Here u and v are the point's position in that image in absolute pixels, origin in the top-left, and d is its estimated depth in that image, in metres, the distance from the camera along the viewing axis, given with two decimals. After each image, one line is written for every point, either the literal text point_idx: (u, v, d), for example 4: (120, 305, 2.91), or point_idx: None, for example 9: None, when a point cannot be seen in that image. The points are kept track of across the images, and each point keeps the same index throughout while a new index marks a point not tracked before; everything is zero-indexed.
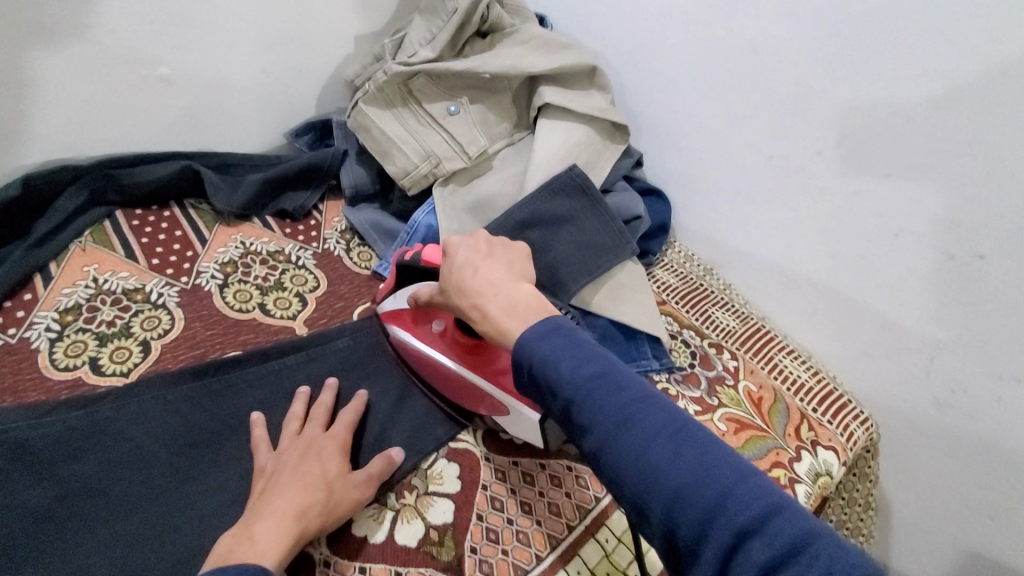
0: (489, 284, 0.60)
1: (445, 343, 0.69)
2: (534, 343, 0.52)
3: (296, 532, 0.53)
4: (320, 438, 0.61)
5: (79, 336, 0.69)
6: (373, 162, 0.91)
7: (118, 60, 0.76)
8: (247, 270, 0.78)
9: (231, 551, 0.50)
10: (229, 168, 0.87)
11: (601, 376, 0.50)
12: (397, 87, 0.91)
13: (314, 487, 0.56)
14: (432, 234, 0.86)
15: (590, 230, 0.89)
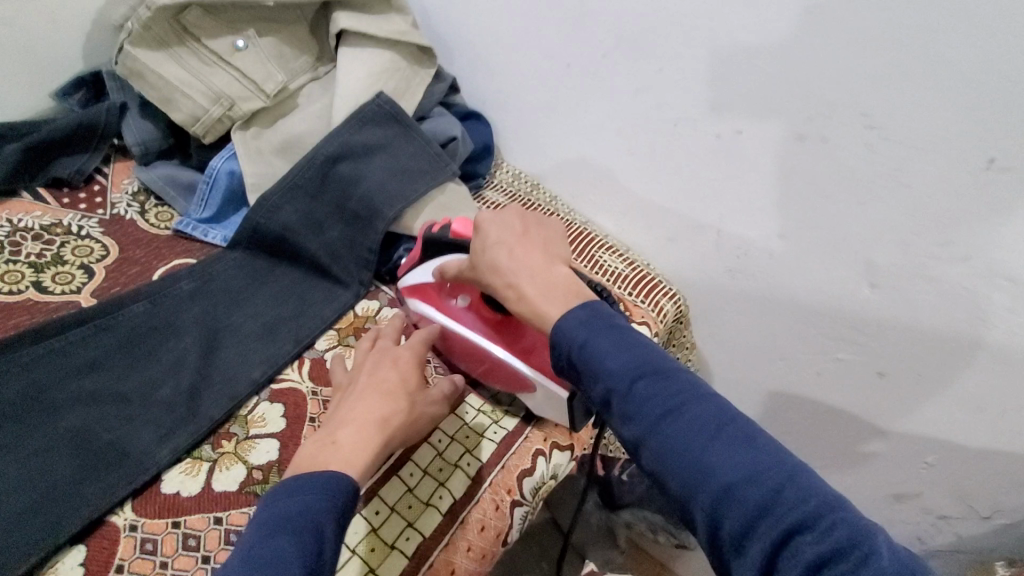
0: (507, 249, 0.61)
1: (480, 312, 0.68)
2: (577, 330, 0.53)
3: (379, 440, 0.56)
4: (393, 352, 0.64)
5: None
6: (159, 113, 0.86)
7: None
8: (17, 249, 0.72)
9: (318, 454, 0.53)
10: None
11: (653, 371, 0.50)
12: (169, 24, 0.83)
13: (386, 400, 0.58)
14: (235, 180, 0.83)
15: (404, 157, 0.83)
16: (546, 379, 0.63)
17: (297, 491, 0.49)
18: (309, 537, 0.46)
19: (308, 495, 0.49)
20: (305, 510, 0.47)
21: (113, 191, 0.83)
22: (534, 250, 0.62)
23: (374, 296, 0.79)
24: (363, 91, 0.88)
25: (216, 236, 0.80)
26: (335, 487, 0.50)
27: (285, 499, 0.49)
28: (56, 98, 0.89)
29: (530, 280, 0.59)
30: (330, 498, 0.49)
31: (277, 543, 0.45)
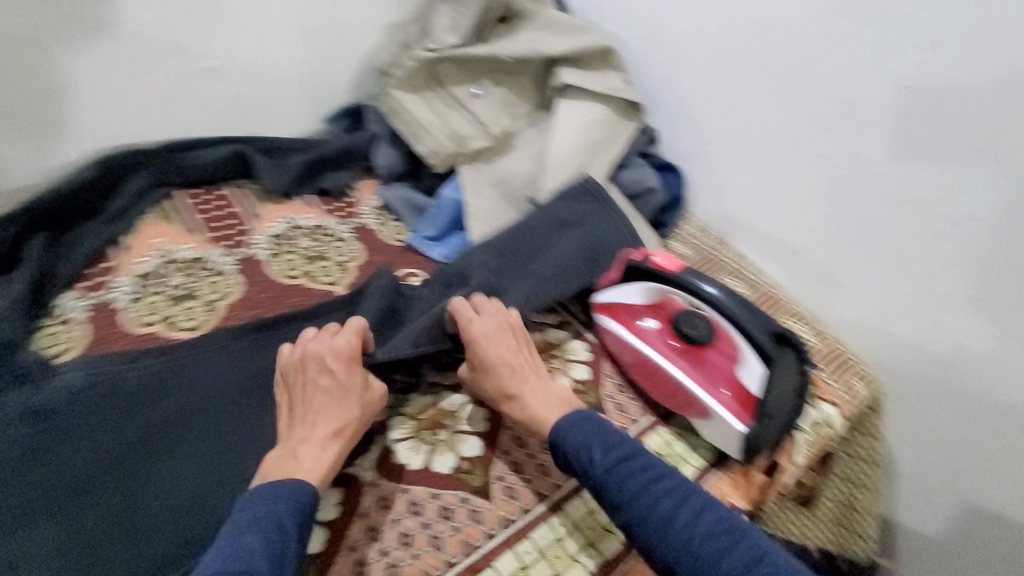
0: (507, 364, 0.70)
1: (667, 337, 0.76)
2: (568, 430, 0.66)
3: (338, 449, 0.64)
4: (325, 350, 0.68)
5: (151, 298, 0.79)
6: (403, 144, 1.04)
7: (179, 58, 0.92)
8: (294, 243, 0.91)
9: (277, 467, 0.61)
10: (273, 152, 1.01)
11: (626, 458, 0.63)
12: (426, 73, 1.00)
13: (346, 408, 0.66)
14: (459, 207, 0.95)
15: (599, 233, 0.85)
16: (724, 411, 0.70)
17: (270, 499, 0.57)
18: (272, 538, 0.54)
19: (282, 502, 0.57)
20: (267, 517, 0.55)
21: (361, 205, 1.02)
22: (526, 359, 0.73)
23: (563, 325, 0.85)
24: (575, 139, 0.96)
25: (438, 253, 0.94)
26: (302, 496, 0.58)
27: (257, 499, 0.57)
28: (325, 122, 1.10)
29: (534, 396, 0.70)
30: (294, 506, 0.57)
31: (249, 546, 0.53)
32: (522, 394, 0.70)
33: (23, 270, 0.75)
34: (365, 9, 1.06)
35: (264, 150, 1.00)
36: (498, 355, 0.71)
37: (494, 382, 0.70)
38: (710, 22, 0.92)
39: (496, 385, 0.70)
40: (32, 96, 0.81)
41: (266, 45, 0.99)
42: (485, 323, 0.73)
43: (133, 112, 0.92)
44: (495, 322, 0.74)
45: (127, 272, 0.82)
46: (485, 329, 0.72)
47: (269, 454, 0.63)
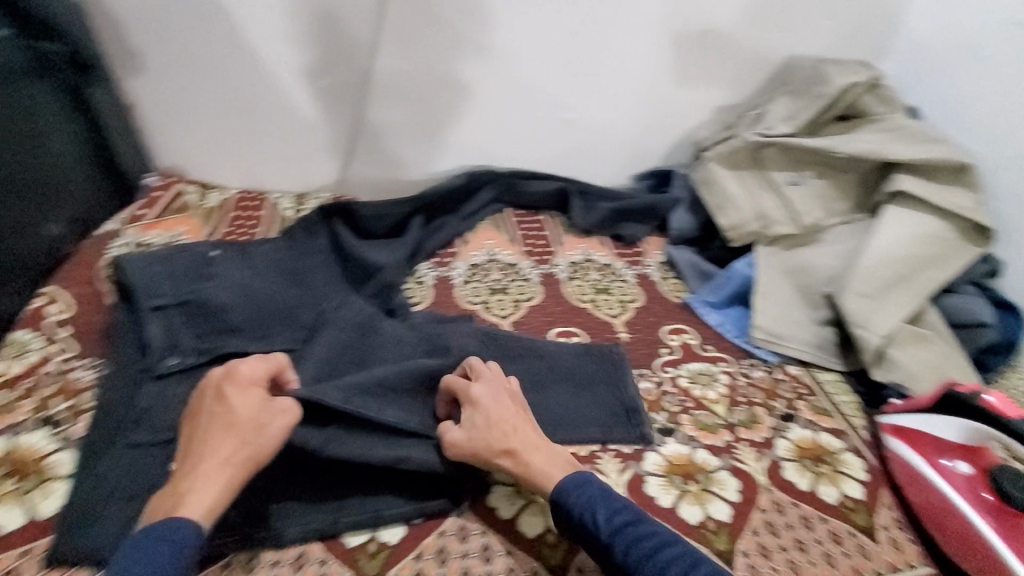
0: (512, 426, 0.66)
1: (978, 488, 0.67)
2: (570, 491, 0.62)
3: (222, 479, 0.56)
4: (223, 376, 0.62)
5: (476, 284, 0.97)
6: (702, 212, 1.11)
7: (548, 107, 1.13)
8: (587, 273, 1.03)
9: (164, 505, 0.55)
10: (584, 194, 1.15)
11: (635, 523, 0.59)
12: (748, 153, 1.05)
13: (266, 428, 0.60)
14: (748, 283, 0.96)
15: (560, 364, 0.81)
16: None
17: (153, 541, 0.52)
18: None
19: (162, 546, 0.51)
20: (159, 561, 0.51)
21: (647, 257, 1.10)
22: (529, 425, 0.68)
23: (837, 433, 0.80)
24: (898, 247, 0.89)
25: (714, 320, 0.94)
26: (183, 537, 0.52)
27: (134, 553, 0.51)
28: (634, 179, 1.23)
29: (537, 452, 0.65)
30: (176, 548, 0.52)
31: None
32: (523, 452, 0.65)
33: (407, 238, 0.99)
34: (704, 91, 1.15)
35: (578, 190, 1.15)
36: (495, 411, 0.67)
37: (497, 443, 0.65)
38: None
39: (498, 440, 0.65)
40: (447, 124, 1.13)
41: (612, 109, 1.15)
42: (483, 386, 0.69)
43: (500, 142, 1.17)
44: (504, 388, 0.70)
45: (462, 259, 1.03)
46: (501, 382, 0.71)
47: (155, 497, 0.57)
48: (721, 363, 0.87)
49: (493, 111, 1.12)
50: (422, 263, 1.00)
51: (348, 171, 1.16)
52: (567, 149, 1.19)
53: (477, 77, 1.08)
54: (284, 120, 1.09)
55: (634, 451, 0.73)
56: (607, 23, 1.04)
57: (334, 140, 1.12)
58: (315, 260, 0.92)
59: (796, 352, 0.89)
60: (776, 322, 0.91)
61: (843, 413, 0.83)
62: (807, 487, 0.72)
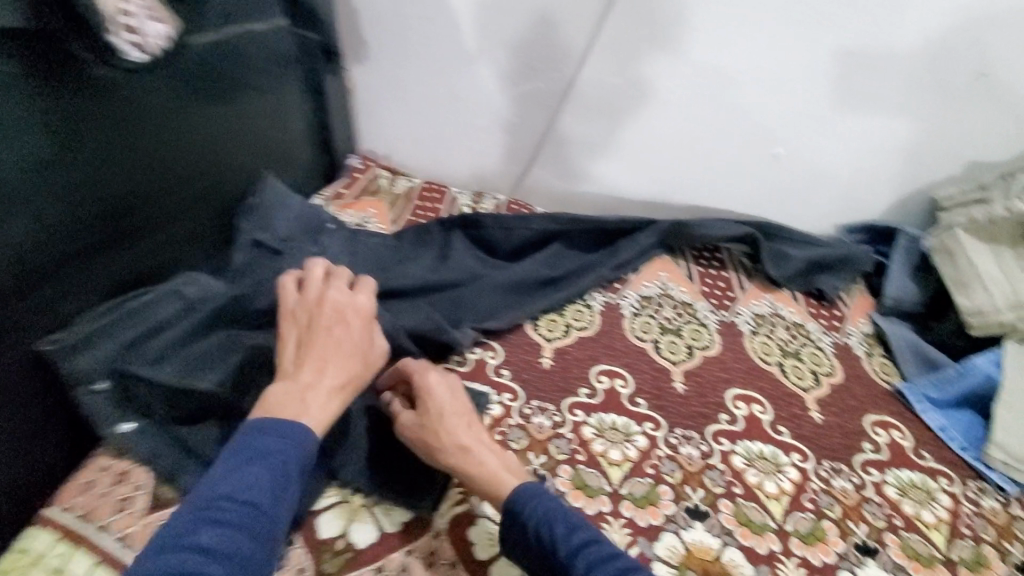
0: (464, 420, 0.65)
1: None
2: (526, 500, 0.58)
3: (342, 399, 0.62)
4: (344, 301, 0.68)
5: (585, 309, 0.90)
6: (929, 284, 0.94)
7: (759, 134, 1.01)
8: (774, 329, 0.91)
9: (277, 404, 0.58)
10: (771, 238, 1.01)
11: (597, 542, 0.55)
12: (1014, 225, 0.84)
13: (354, 361, 0.64)
14: (989, 386, 0.77)
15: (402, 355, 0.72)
16: None
17: (270, 434, 0.55)
18: (270, 488, 0.53)
19: (279, 442, 0.55)
20: (271, 454, 0.54)
21: (849, 323, 0.95)
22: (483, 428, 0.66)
23: None
24: None
25: (935, 422, 0.77)
26: (306, 451, 0.57)
27: (255, 437, 0.55)
28: (840, 231, 1.08)
29: (493, 454, 0.63)
30: (289, 451, 0.55)
31: (236, 480, 0.52)
32: (474, 447, 0.62)
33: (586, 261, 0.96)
34: (960, 142, 0.97)
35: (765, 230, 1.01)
36: (441, 407, 0.65)
37: (449, 439, 0.63)
38: None
39: (446, 437, 0.63)
40: (641, 143, 1.07)
41: (833, 146, 1.00)
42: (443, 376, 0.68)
43: (692, 164, 1.07)
44: (460, 390, 0.68)
45: (634, 287, 0.96)
46: (456, 383, 0.68)
47: (273, 387, 0.60)
48: (941, 478, 0.71)
49: (693, 135, 1.03)
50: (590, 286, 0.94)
51: (526, 176, 1.16)
52: (767, 185, 1.07)
53: (684, 96, 0.99)
54: (482, 120, 1.11)
55: (825, 564, 0.62)
56: (855, 52, 0.90)
57: (525, 146, 1.12)
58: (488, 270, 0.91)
59: None
60: None
61: None
62: None
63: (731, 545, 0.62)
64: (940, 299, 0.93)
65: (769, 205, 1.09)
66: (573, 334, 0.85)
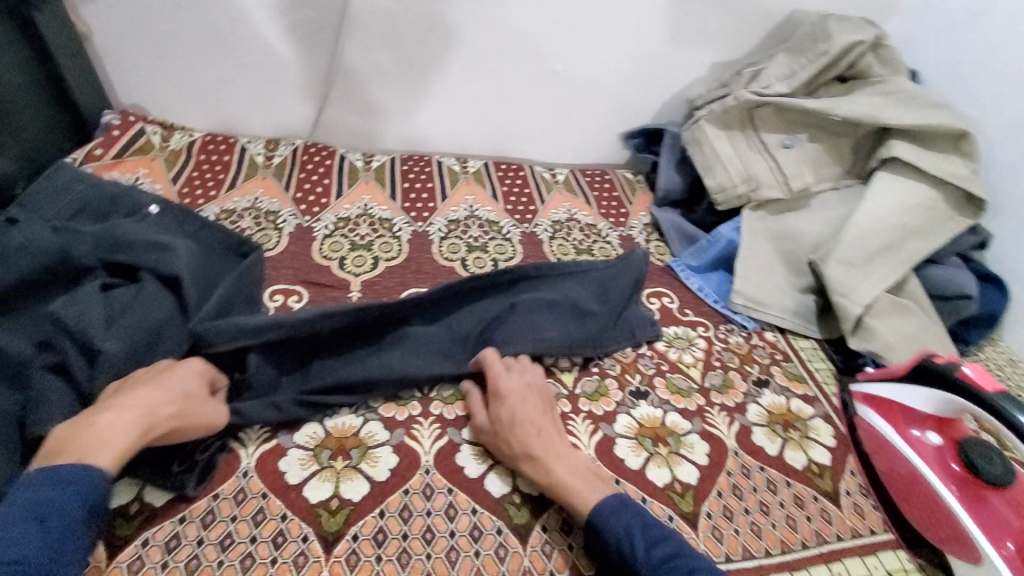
0: (536, 426, 0.64)
1: (946, 459, 0.65)
2: (607, 518, 0.57)
3: (140, 430, 0.55)
4: (184, 364, 0.63)
5: (340, 238, 0.91)
6: (690, 174, 1.09)
7: (533, 52, 1.08)
8: (570, 232, 1.01)
9: (69, 438, 0.52)
10: (548, 301, 0.77)
11: (674, 557, 0.54)
12: (740, 114, 1.00)
13: (180, 397, 0.59)
14: (731, 249, 0.94)
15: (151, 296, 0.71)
16: (1001, 557, 0.57)
17: (48, 488, 0.49)
18: (53, 532, 0.47)
19: (74, 492, 0.49)
20: (50, 502, 0.48)
21: (632, 218, 1.08)
22: (557, 431, 0.65)
23: (810, 400, 0.77)
24: (888, 214, 0.88)
25: (695, 284, 0.93)
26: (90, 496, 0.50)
27: (42, 488, 0.49)
28: (622, 138, 1.20)
29: (560, 460, 0.62)
30: (78, 492, 0.49)
31: (25, 534, 0.46)
32: (545, 456, 0.62)
33: (395, 201, 1.01)
34: (702, 48, 1.11)
35: (559, 272, 0.81)
36: (519, 412, 0.65)
37: (518, 442, 0.63)
38: None
39: (519, 441, 0.63)
40: (431, 73, 1.08)
41: (599, 57, 1.10)
42: (509, 378, 0.68)
43: (475, 82, 1.11)
44: (525, 389, 0.67)
45: (441, 214, 1.00)
46: (534, 377, 0.69)
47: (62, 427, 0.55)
48: (699, 327, 0.86)
49: (478, 56, 1.07)
50: (323, 213, 0.95)
51: (322, 116, 1.11)
52: (553, 104, 1.16)
53: (463, 21, 1.03)
54: (261, 59, 1.03)
55: (606, 413, 0.71)
56: None
57: (312, 80, 1.06)
58: (284, 224, 0.91)
59: (769, 319, 0.87)
60: (757, 288, 0.89)
61: (817, 379, 0.81)
62: (775, 452, 0.70)
63: None
64: (700, 185, 1.09)
65: (559, 123, 1.18)
66: (381, 266, 0.88)
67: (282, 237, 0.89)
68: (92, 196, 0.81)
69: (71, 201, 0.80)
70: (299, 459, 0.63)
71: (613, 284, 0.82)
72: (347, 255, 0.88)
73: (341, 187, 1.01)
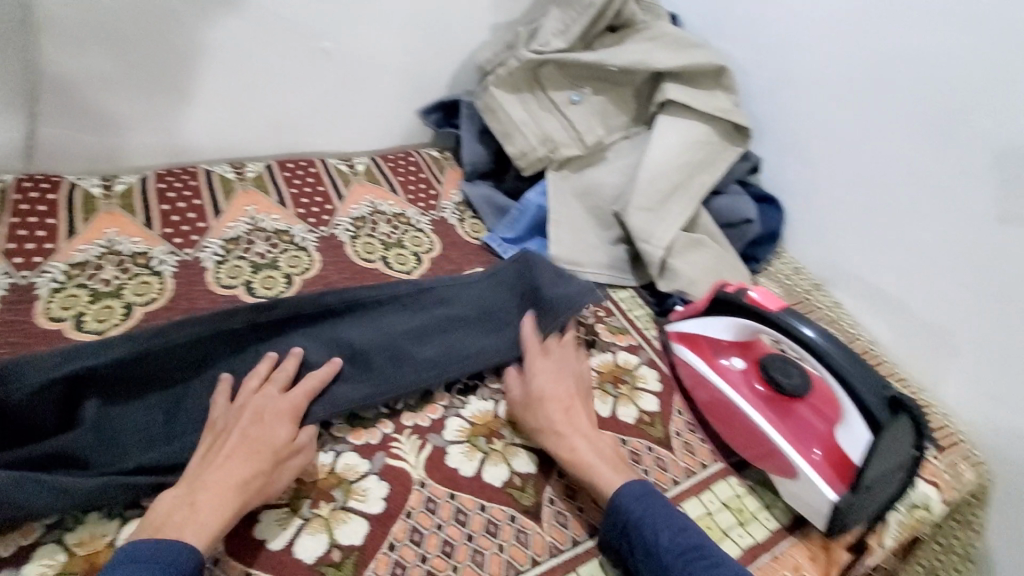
0: (562, 403, 0.65)
1: (751, 380, 0.69)
2: (632, 502, 0.57)
3: (239, 501, 0.53)
4: (271, 402, 0.60)
5: (75, 289, 0.72)
6: (492, 143, 1.05)
7: (294, 33, 0.95)
8: (375, 227, 0.91)
9: (172, 514, 0.51)
10: (454, 313, 0.74)
11: (697, 549, 0.55)
12: (526, 74, 0.98)
13: (279, 428, 0.58)
14: (541, 214, 0.92)
15: None
16: (808, 462, 0.61)
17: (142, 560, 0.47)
18: None
19: (162, 564, 0.47)
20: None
21: (443, 198, 1.01)
22: (580, 407, 0.66)
23: (634, 349, 0.79)
24: (673, 155, 0.92)
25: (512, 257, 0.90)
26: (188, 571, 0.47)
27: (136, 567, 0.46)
28: (419, 116, 1.13)
29: (583, 437, 0.63)
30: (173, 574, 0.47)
31: None
32: (567, 430, 0.63)
33: (153, 228, 0.83)
34: (478, 10, 1.07)
35: (458, 280, 0.77)
36: (545, 388, 0.66)
37: (541, 415, 0.64)
38: (822, 40, 0.91)
39: (541, 412, 0.64)
40: (167, 67, 0.90)
41: (371, 30, 1.00)
42: (547, 360, 0.70)
43: (232, 73, 0.95)
44: (564, 372, 0.69)
45: (215, 234, 0.84)
46: (569, 360, 0.71)
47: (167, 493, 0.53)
48: None
49: (226, 42, 0.91)
50: (48, 262, 0.75)
51: (35, 140, 0.88)
52: (333, 87, 1.03)
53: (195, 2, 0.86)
54: None
55: (433, 422, 0.66)
56: None
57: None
58: None
59: (587, 277, 0.87)
60: (571, 249, 0.88)
61: (638, 327, 0.82)
62: (609, 412, 0.69)
63: (343, 451, 0.62)
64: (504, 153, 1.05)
65: (348, 107, 1.07)
66: (136, 313, 0.71)
67: None
68: None
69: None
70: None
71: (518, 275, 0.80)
72: (87, 310, 0.70)
73: (73, 223, 0.81)
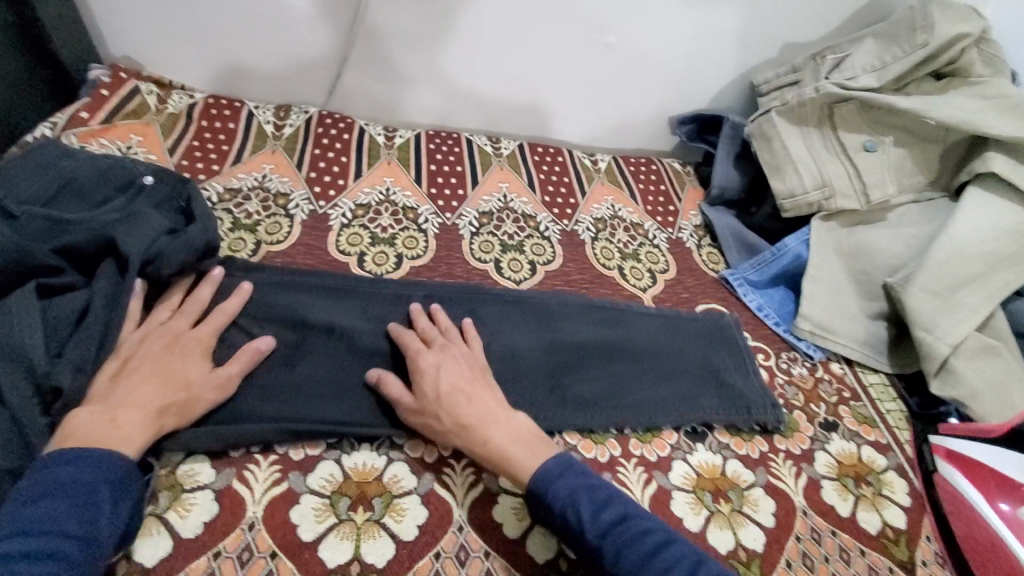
0: (466, 393, 0.57)
1: None
2: (553, 482, 0.52)
3: (156, 425, 0.51)
4: (187, 333, 0.57)
5: (358, 229, 0.81)
6: (748, 170, 0.97)
7: (585, 23, 0.94)
8: (614, 232, 0.90)
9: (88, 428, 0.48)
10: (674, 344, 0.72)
11: (626, 520, 0.51)
12: (818, 107, 0.88)
13: (195, 361, 0.56)
14: (799, 264, 0.84)
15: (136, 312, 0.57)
16: None
17: (73, 465, 0.46)
18: (78, 510, 0.44)
19: (91, 471, 0.46)
20: (73, 487, 0.45)
21: (682, 217, 0.96)
22: (486, 392, 0.59)
23: (882, 448, 0.70)
24: (980, 239, 0.77)
25: (754, 302, 0.83)
26: (119, 472, 0.47)
27: (62, 471, 0.45)
28: (672, 124, 1.08)
29: (494, 425, 0.56)
30: (110, 478, 0.46)
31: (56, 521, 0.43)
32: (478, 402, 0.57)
33: (419, 186, 0.89)
34: (774, 24, 0.98)
35: (644, 313, 0.74)
36: (447, 381, 0.57)
37: (448, 414, 0.56)
38: None
39: (448, 410, 0.56)
40: (458, 34, 0.94)
41: (660, 29, 0.96)
42: (433, 355, 0.60)
43: (515, 53, 0.97)
44: (459, 357, 0.61)
45: (471, 205, 0.89)
46: (457, 350, 0.61)
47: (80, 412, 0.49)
48: (759, 354, 0.77)
49: (522, 22, 0.93)
50: (339, 198, 0.84)
51: (338, 80, 0.98)
52: (600, 81, 1.02)
53: None
54: (272, 13, 0.89)
55: (660, 458, 0.63)
56: None
57: (328, 39, 0.92)
58: (299, 211, 0.81)
59: (837, 349, 0.78)
60: (826, 314, 0.79)
61: (888, 423, 0.73)
62: (847, 513, 0.63)
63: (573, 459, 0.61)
64: (758, 183, 0.97)
65: (605, 102, 1.05)
66: (405, 265, 0.78)
67: (294, 226, 0.79)
68: (85, 172, 0.66)
69: (50, 178, 0.64)
70: (314, 509, 0.53)
71: (715, 346, 0.73)
72: (367, 251, 0.78)
73: (360, 165, 0.90)
